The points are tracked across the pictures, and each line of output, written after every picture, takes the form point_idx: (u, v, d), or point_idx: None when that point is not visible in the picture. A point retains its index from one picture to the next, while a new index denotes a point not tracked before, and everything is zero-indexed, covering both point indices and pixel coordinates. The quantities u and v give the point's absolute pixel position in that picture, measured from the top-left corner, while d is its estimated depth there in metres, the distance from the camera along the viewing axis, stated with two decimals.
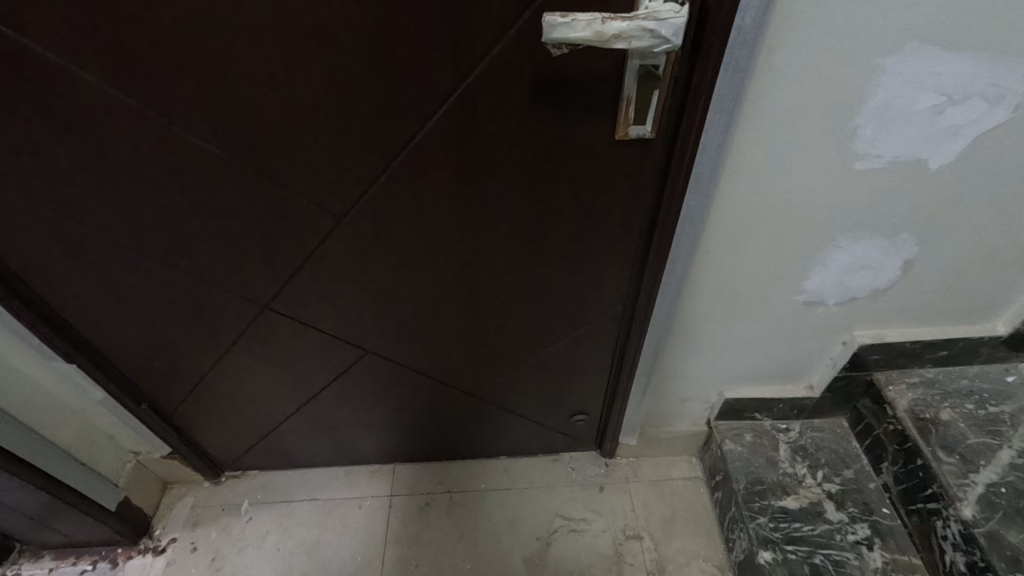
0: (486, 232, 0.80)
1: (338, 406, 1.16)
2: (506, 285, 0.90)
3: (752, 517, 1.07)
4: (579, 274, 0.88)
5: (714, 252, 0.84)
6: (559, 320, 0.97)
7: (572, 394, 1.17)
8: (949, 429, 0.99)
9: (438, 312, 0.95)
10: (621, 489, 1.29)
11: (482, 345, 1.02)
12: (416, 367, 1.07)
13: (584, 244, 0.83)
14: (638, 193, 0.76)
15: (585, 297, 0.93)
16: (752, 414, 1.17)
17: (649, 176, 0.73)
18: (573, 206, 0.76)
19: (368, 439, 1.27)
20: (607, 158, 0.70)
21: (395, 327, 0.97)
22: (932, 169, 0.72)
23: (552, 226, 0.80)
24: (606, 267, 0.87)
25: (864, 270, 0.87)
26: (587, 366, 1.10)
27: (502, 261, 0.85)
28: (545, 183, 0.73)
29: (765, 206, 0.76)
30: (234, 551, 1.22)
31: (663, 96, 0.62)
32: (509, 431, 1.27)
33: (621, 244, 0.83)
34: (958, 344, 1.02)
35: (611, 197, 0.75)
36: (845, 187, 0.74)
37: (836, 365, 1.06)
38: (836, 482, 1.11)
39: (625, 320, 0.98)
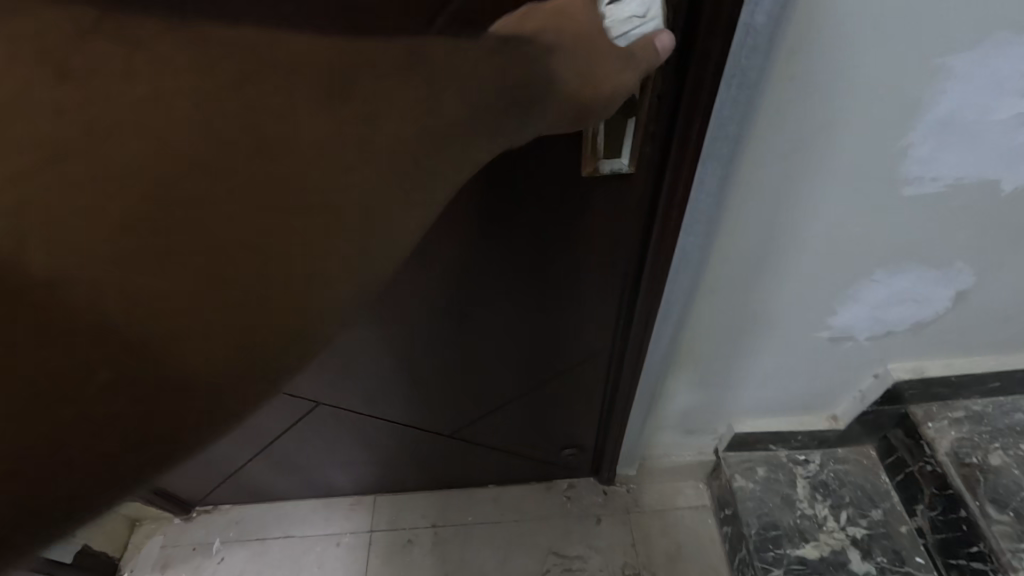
0: (434, 279, 0.65)
1: (302, 447, 1.05)
2: (471, 331, 0.75)
3: (765, 569, 0.95)
4: (556, 318, 0.73)
5: (719, 290, 0.68)
6: (537, 361, 0.83)
7: (561, 430, 1.04)
8: (1000, 477, 0.84)
9: (394, 359, 0.81)
10: (621, 522, 1.18)
11: (452, 388, 0.89)
12: (380, 412, 0.94)
13: (558, 287, 0.67)
14: (619, 233, 0.59)
15: (566, 341, 0.78)
16: (767, 446, 1.03)
17: (631, 215, 0.57)
18: (537, 249, 0.61)
19: (342, 474, 1.16)
20: (575, 195, 0.54)
21: (348, 376, 0.84)
22: (1004, 192, 0.55)
23: (516, 271, 0.64)
24: (588, 311, 0.72)
25: (905, 303, 0.71)
26: (576, 402, 0.96)
27: (460, 307, 0.70)
28: (501, 225, 0.57)
29: (784, 241, 0.60)
30: None
31: (643, 121, 0.46)
32: (494, 463, 1.16)
33: (603, 287, 0.68)
34: (1015, 374, 0.86)
35: (585, 237, 0.60)
36: (888, 215, 0.57)
37: (867, 398, 0.90)
38: (862, 525, 0.97)
39: (614, 361, 0.83)
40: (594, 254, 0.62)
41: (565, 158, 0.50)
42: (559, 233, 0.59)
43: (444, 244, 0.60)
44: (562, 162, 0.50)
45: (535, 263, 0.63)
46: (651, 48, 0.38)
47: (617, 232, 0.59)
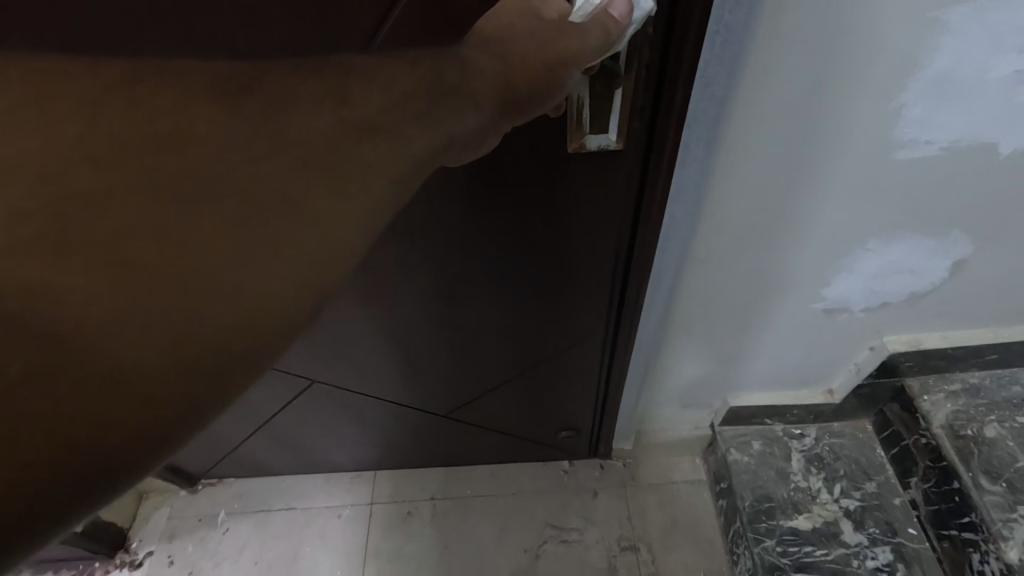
0: (421, 259, 0.65)
1: (299, 424, 1.06)
2: (466, 315, 0.75)
3: (757, 540, 0.95)
4: (548, 302, 0.73)
5: (710, 260, 0.68)
6: (529, 346, 0.82)
7: (558, 412, 1.04)
8: (994, 449, 0.84)
9: (386, 338, 0.81)
10: (617, 496, 1.19)
11: (448, 369, 0.89)
12: (376, 389, 0.95)
13: (548, 271, 0.67)
14: (608, 216, 0.58)
15: (559, 324, 0.77)
16: (763, 420, 1.03)
17: (618, 195, 0.55)
18: (525, 231, 0.60)
19: (341, 452, 1.18)
20: (561, 175, 0.53)
21: (341, 353, 0.84)
22: (1001, 155, 0.54)
23: (507, 254, 0.64)
24: (580, 292, 0.71)
25: (902, 273, 0.70)
26: (571, 389, 0.95)
27: (449, 287, 0.70)
28: (487, 202, 0.56)
29: (775, 208, 0.59)
30: (211, 565, 1.18)
31: (629, 95, 0.45)
32: (493, 445, 1.17)
33: (595, 267, 0.66)
34: (1014, 347, 0.85)
35: (573, 219, 0.58)
36: (882, 180, 0.56)
37: (862, 371, 0.90)
38: (856, 497, 0.98)
39: (607, 347, 0.82)
40: (584, 232, 0.60)
41: (550, 133, 0.48)
42: (548, 212, 0.58)
43: (430, 221, 0.59)
44: (547, 137, 0.48)
45: (524, 240, 0.62)
46: (606, 16, 0.36)
47: (606, 210, 0.57)
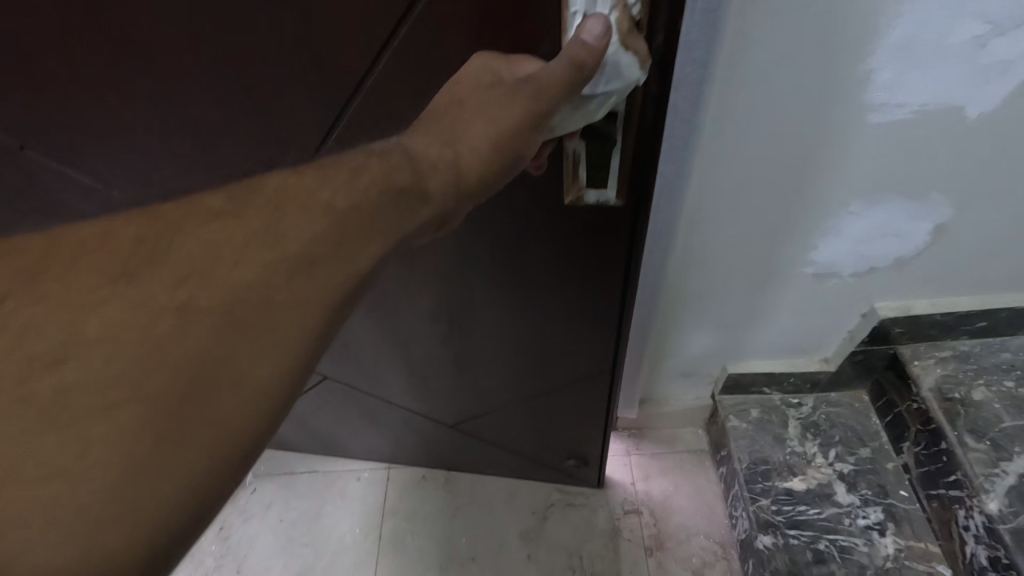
0: (433, 273, 0.71)
1: (317, 408, 1.13)
2: (476, 332, 0.81)
3: (752, 499, 1.00)
4: (552, 329, 0.77)
5: (702, 224, 0.73)
6: (534, 366, 0.86)
7: (558, 435, 1.06)
8: (981, 411, 0.87)
9: (395, 341, 0.87)
10: (622, 464, 1.25)
11: (455, 379, 0.94)
12: (387, 387, 1.00)
13: (551, 299, 0.71)
14: (608, 256, 0.63)
15: (560, 350, 0.81)
16: (760, 389, 1.08)
17: (617, 238, 0.60)
18: (531, 263, 0.66)
19: (356, 441, 1.23)
20: (563, 218, 0.59)
21: (360, 347, 0.90)
22: (969, 118, 0.59)
23: (510, 281, 0.69)
24: (580, 324, 0.75)
25: (885, 237, 0.75)
26: (576, 415, 0.98)
27: (459, 305, 0.75)
28: (490, 228, 0.62)
29: (760, 171, 0.65)
30: (239, 521, 1.26)
31: (628, 149, 0.49)
32: (500, 460, 1.19)
33: (587, 301, 0.70)
34: (1001, 314, 0.89)
35: (574, 256, 0.63)
36: (859, 142, 0.61)
37: (855, 338, 0.94)
38: (850, 461, 1.02)
39: (608, 377, 0.85)
40: (574, 266, 0.65)
41: (554, 180, 0.54)
42: (542, 245, 0.63)
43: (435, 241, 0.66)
44: (550, 184, 0.55)
45: (522, 268, 0.67)
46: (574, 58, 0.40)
47: (603, 249, 0.62)
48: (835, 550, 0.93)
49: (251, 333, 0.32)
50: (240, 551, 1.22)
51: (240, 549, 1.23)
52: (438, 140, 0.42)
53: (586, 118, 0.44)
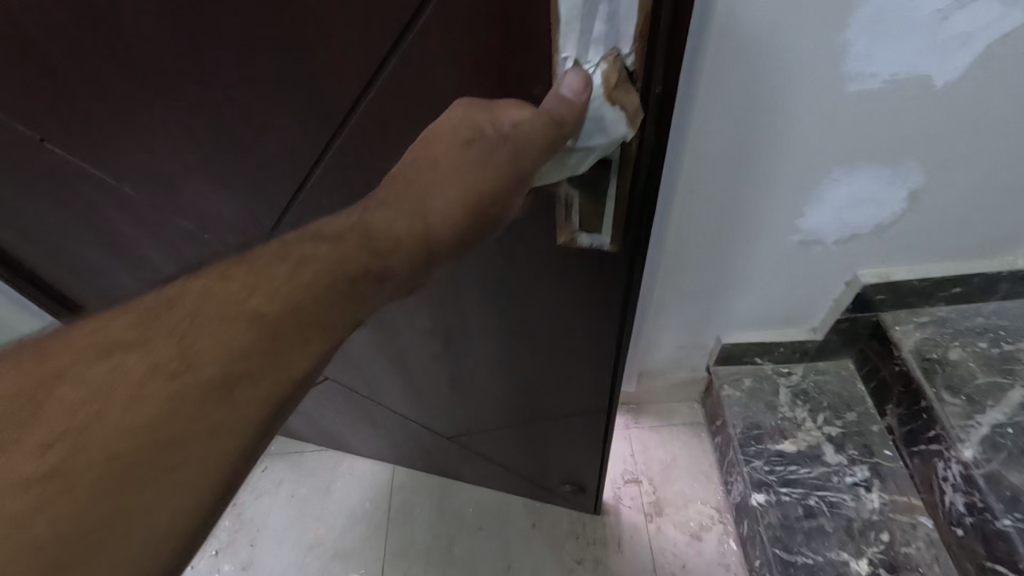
0: (432, 295, 0.72)
1: (320, 405, 1.16)
2: (474, 353, 0.82)
3: (746, 460, 1.06)
4: (548, 356, 0.77)
5: (697, 191, 0.79)
6: (530, 389, 0.87)
7: (551, 460, 1.06)
8: (957, 369, 0.93)
9: (396, 351, 0.89)
10: (621, 437, 1.30)
11: (454, 393, 0.95)
12: (386, 393, 1.03)
13: (546, 329, 0.72)
14: (603, 294, 0.63)
15: (556, 377, 0.81)
16: (753, 359, 1.14)
17: (612, 278, 0.60)
18: (527, 294, 0.67)
19: (361, 442, 1.26)
20: (560, 256, 0.59)
21: (363, 356, 0.94)
22: (936, 87, 0.65)
23: (506, 308, 0.70)
24: (575, 355, 0.75)
25: (865, 204, 0.81)
26: (571, 443, 0.98)
27: (457, 325, 0.77)
28: (483, 262, 0.64)
29: (748, 139, 0.71)
30: (251, 498, 1.30)
31: (621, 195, 0.50)
32: (497, 477, 1.19)
33: (581, 336, 0.71)
34: (974, 280, 0.95)
35: (570, 292, 0.64)
36: (839, 110, 0.67)
37: (840, 305, 1.00)
38: (837, 425, 1.08)
39: (602, 409, 0.85)
40: (570, 299, 0.65)
41: (549, 220, 0.55)
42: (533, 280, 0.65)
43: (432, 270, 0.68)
44: (547, 223, 0.55)
45: (512, 299, 0.69)
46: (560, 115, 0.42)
47: (599, 287, 0.62)
48: (824, 505, 0.99)
49: (200, 434, 0.33)
50: (253, 525, 1.26)
51: (254, 523, 1.26)
52: (407, 211, 0.42)
53: (570, 169, 0.46)
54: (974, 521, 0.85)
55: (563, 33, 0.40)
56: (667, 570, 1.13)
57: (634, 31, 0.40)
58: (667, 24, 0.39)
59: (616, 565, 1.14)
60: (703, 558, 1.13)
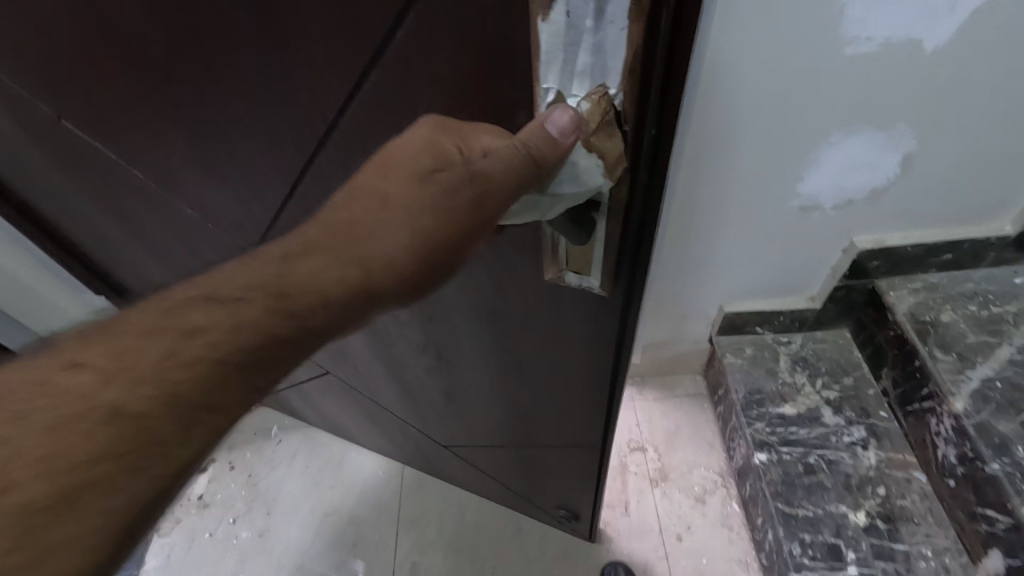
0: (424, 308, 0.67)
1: (325, 394, 1.15)
2: (468, 370, 0.77)
3: (749, 422, 1.10)
4: (543, 384, 0.71)
5: (702, 153, 0.84)
6: (526, 412, 0.81)
7: (545, 485, 1.02)
8: (949, 329, 0.98)
9: (390, 357, 0.85)
10: (626, 409, 1.34)
11: (450, 405, 0.91)
12: (383, 394, 1.00)
13: (541, 359, 0.66)
14: (596, 334, 0.56)
15: (552, 406, 0.76)
16: (754, 328, 1.19)
17: (604, 320, 0.54)
18: (520, 322, 0.61)
19: (364, 434, 1.25)
20: (550, 289, 0.53)
21: (362, 357, 0.91)
22: (927, 51, 0.70)
23: (499, 333, 0.65)
24: (571, 388, 0.69)
25: (860, 168, 0.85)
26: (564, 471, 0.92)
27: (450, 340, 0.72)
28: (473, 291, 0.60)
29: (751, 100, 0.76)
30: (267, 469, 1.33)
31: (609, 242, 0.44)
32: (493, 487, 1.16)
33: (578, 370, 0.64)
34: (964, 246, 1.00)
35: (565, 325, 0.58)
36: (836, 73, 0.72)
37: (837, 272, 1.05)
38: (835, 389, 1.12)
39: (597, 445, 0.79)
40: (564, 333, 0.59)
41: (538, 254, 0.50)
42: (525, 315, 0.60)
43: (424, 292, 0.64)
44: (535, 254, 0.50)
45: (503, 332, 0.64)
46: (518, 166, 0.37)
47: (594, 325, 0.55)
48: (824, 462, 1.04)
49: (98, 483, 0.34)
50: (270, 495, 1.29)
51: (269, 493, 1.29)
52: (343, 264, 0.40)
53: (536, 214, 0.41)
54: (965, 471, 0.90)
55: (544, 62, 0.35)
56: (672, 531, 1.17)
57: (622, 67, 0.34)
58: (663, 61, 0.33)
59: (623, 527, 1.18)
60: (707, 520, 1.17)
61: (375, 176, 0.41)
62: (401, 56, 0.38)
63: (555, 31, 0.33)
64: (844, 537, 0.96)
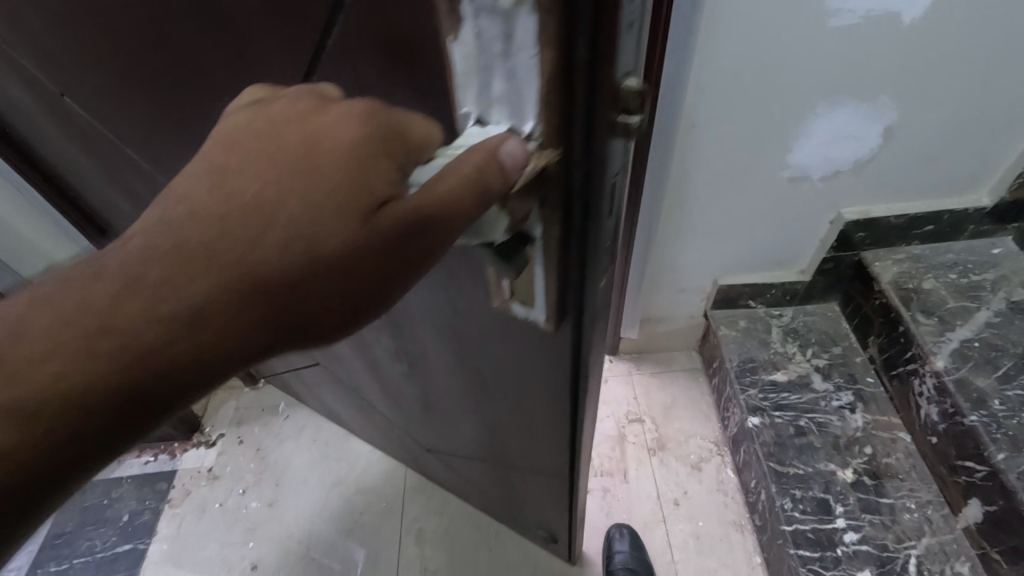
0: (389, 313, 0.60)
1: (319, 385, 1.12)
2: (437, 385, 0.70)
3: (742, 389, 1.15)
4: (511, 416, 0.64)
5: (698, 125, 0.88)
6: (497, 439, 0.75)
7: (527, 506, 0.97)
8: (931, 296, 1.04)
9: (367, 356, 0.78)
10: (624, 383, 1.39)
11: (428, 415, 0.84)
12: (371, 391, 0.94)
13: (503, 391, 0.59)
14: (550, 376, 0.49)
15: (519, 438, 0.69)
16: (747, 302, 1.24)
17: (556, 364, 0.46)
18: (478, 348, 0.53)
19: (359, 428, 1.24)
20: (498, 317, 0.45)
21: (345, 354, 0.85)
22: (905, 24, 0.75)
23: (462, 356, 0.57)
24: (535, 426, 0.61)
25: (845, 140, 0.91)
26: (541, 500, 0.87)
27: (417, 352, 0.64)
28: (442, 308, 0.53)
29: (744, 73, 0.80)
30: (275, 443, 1.36)
31: (547, 285, 0.36)
32: (475, 495, 1.12)
33: (541, 410, 0.57)
34: (944, 218, 1.06)
35: (520, 361, 0.50)
36: (822, 45, 0.77)
37: (826, 245, 1.10)
38: (824, 357, 1.17)
39: (566, 482, 0.72)
40: (524, 371, 0.51)
41: (480, 282, 0.42)
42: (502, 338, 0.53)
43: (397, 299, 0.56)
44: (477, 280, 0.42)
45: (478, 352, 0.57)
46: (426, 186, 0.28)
47: (550, 368, 0.48)
48: (813, 425, 1.09)
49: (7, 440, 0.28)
50: (277, 468, 1.32)
51: (277, 465, 1.33)
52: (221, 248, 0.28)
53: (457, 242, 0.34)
54: (946, 427, 0.95)
55: (459, 81, 0.27)
56: (670, 497, 1.21)
57: (539, 99, 0.26)
58: (588, 87, 0.25)
59: (622, 494, 1.22)
60: (703, 486, 1.22)
61: (263, 143, 0.29)
62: (342, 57, 0.31)
63: (468, 54, 0.26)
64: (833, 492, 1.01)
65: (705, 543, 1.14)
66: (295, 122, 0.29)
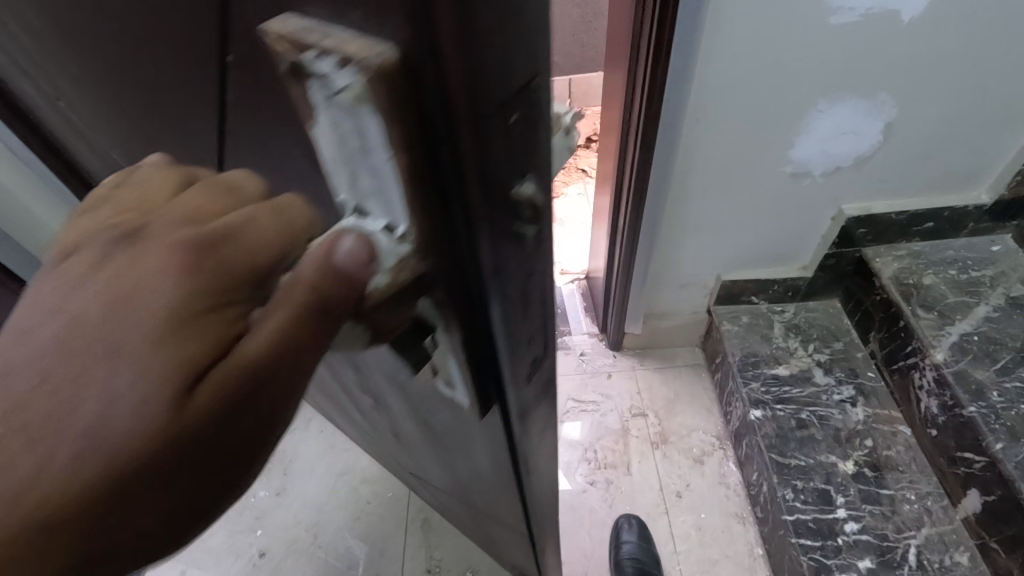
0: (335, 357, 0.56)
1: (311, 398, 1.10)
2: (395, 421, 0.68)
3: (745, 382, 1.17)
4: (461, 461, 0.61)
5: (702, 120, 0.90)
6: (455, 479, 0.72)
7: (501, 546, 0.93)
8: (931, 291, 1.05)
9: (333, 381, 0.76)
10: (628, 378, 1.41)
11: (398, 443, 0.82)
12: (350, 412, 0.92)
13: (448, 439, 0.56)
14: (483, 436, 0.46)
15: (472, 481, 0.66)
16: (749, 297, 1.26)
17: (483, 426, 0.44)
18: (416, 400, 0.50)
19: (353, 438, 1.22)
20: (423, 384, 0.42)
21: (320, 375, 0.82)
22: (903, 21, 0.77)
23: (405, 402, 0.54)
24: (483, 474, 0.59)
25: (845, 136, 0.93)
26: (508, 542, 0.84)
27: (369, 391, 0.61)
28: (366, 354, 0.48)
29: (748, 69, 0.82)
30: (283, 433, 1.38)
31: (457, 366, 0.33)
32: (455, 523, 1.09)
33: (484, 462, 0.54)
34: (944, 215, 1.07)
35: (454, 420, 0.47)
36: (823, 42, 0.79)
37: (827, 241, 1.12)
38: (826, 352, 1.19)
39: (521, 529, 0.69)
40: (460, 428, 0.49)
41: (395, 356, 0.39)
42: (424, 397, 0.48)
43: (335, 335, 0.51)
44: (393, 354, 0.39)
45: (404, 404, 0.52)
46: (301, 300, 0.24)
47: (481, 430, 0.45)
48: (815, 418, 1.10)
49: None
50: (285, 457, 1.34)
51: (285, 455, 1.35)
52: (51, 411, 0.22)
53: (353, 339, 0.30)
54: (946, 418, 0.96)
55: (329, 168, 0.24)
56: (672, 489, 1.22)
57: (406, 198, 0.22)
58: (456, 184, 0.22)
59: (625, 486, 1.24)
60: (706, 478, 1.23)
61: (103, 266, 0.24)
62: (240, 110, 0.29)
63: (328, 141, 0.22)
64: (834, 483, 1.02)
65: (707, 534, 1.16)
66: (116, 268, 0.24)
